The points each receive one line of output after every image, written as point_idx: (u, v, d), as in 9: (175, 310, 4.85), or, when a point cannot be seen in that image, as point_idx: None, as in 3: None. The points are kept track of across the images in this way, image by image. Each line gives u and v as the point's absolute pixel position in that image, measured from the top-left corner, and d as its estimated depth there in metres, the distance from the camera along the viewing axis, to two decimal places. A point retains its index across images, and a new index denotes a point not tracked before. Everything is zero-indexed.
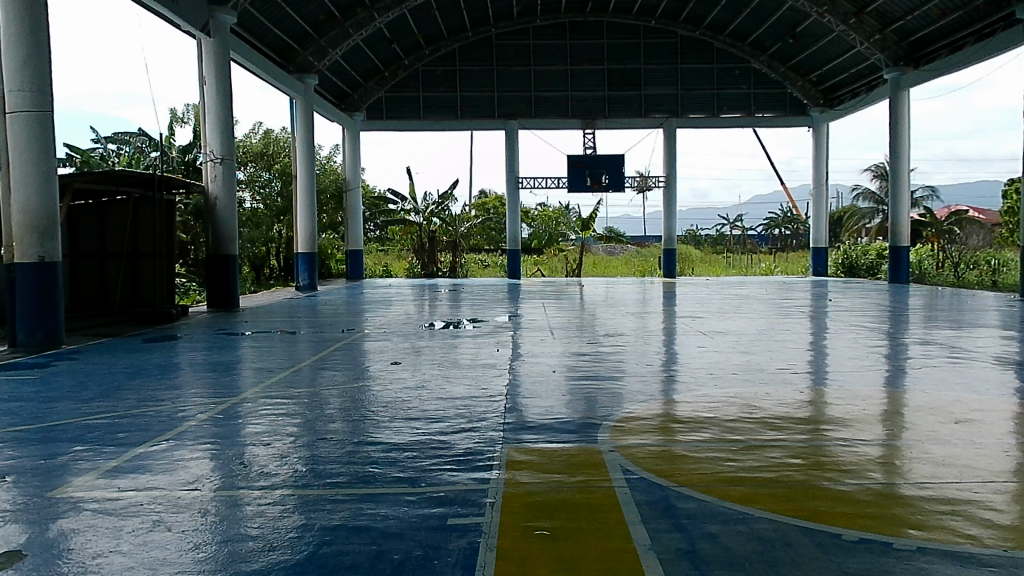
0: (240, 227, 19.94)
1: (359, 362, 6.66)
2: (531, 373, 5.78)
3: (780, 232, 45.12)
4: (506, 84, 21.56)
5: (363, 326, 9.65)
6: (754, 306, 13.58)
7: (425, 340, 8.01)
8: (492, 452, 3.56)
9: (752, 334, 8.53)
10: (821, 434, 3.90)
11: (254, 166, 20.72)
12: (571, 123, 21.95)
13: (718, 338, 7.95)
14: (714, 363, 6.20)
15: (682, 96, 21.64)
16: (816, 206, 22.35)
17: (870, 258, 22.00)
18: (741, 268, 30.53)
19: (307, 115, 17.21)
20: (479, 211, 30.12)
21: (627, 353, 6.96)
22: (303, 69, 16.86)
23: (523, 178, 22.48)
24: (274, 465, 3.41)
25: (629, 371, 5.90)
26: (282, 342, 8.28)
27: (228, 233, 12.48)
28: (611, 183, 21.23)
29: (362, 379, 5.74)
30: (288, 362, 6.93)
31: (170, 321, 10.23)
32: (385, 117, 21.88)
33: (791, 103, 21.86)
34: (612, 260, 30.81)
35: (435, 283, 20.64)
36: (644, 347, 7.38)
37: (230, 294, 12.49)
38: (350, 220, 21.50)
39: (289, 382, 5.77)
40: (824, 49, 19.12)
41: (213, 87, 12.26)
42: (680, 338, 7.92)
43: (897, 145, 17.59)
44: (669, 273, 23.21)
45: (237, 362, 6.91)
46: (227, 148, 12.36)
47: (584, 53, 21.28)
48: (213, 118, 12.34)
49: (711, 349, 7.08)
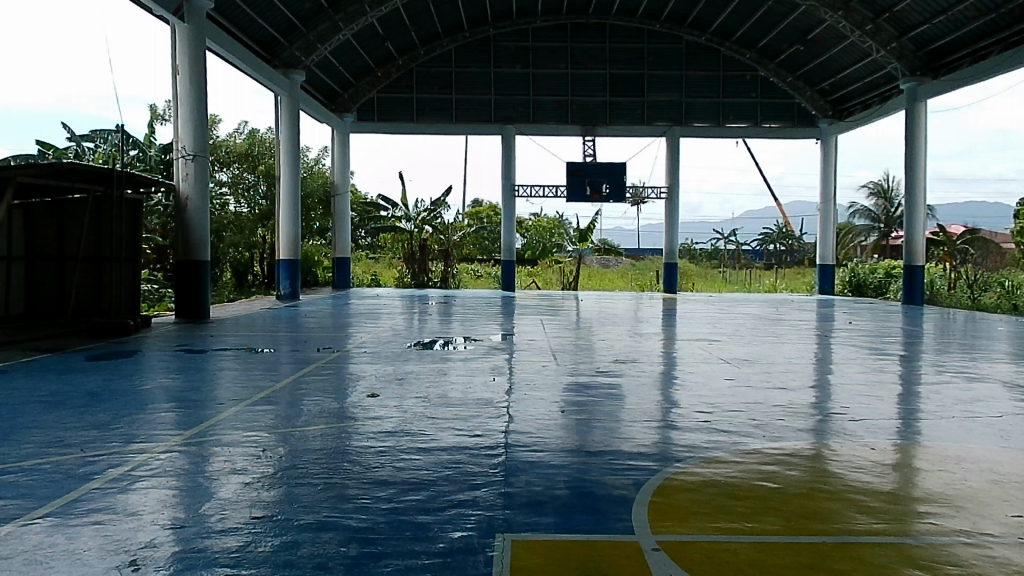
0: (223, 231, 18.84)
1: (330, 392, 5.63)
2: (535, 414, 4.77)
3: (775, 248, 44.27)
4: (503, 88, 20.65)
5: (342, 343, 8.61)
6: (769, 327, 12.63)
7: (410, 364, 7.00)
8: (490, 549, 2.56)
9: (779, 363, 7.57)
10: (930, 524, 2.91)
11: (238, 167, 19.64)
12: (571, 129, 21.03)
13: (746, 368, 6.97)
14: (754, 404, 5.21)
15: (686, 104, 20.77)
16: (823, 221, 21.49)
17: (879, 277, 21.13)
18: (741, 285, 29.68)
19: (291, 113, 16.18)
20: (472, 220, 29.17)
21: (645, 387, 5.96)
22: (289, 64, 15.97)
23: (520, 187, 21.52)
24: (182, 567, 2.41)
25: (653, 412, 4.90)
26: (247, 362, 7.22)
27: (198, 236, 11.46)
28: (613, 193, 20.29)
29: (332, 415, 4.72)
30: (250, 389, 5.89)
31: (127, 333, 9.08)
32: (376, 119, 20.88)
33: (800, 114, 21.01)
34: (608, 273, 29.87)
35: (424, 294, 19.63)
36: (665, 378, 6.39)
37: (201, 304, 11.46)
38: (338, 226, 20.46)
39: (242, 418, 4.75)
40: (836, 57, 18.28)
41: (186, 78, 11.25)
42: (702, 367, 6.93)
43: (912, 159, 16.76)
44: (670, 288, 22.27)
45: (190, 388, 5.88)
46: (201, 144, 11.33)
47: (586, 55, 20.42)
48: (184, 112, 11.31)
49: (742, 383, 6.10)
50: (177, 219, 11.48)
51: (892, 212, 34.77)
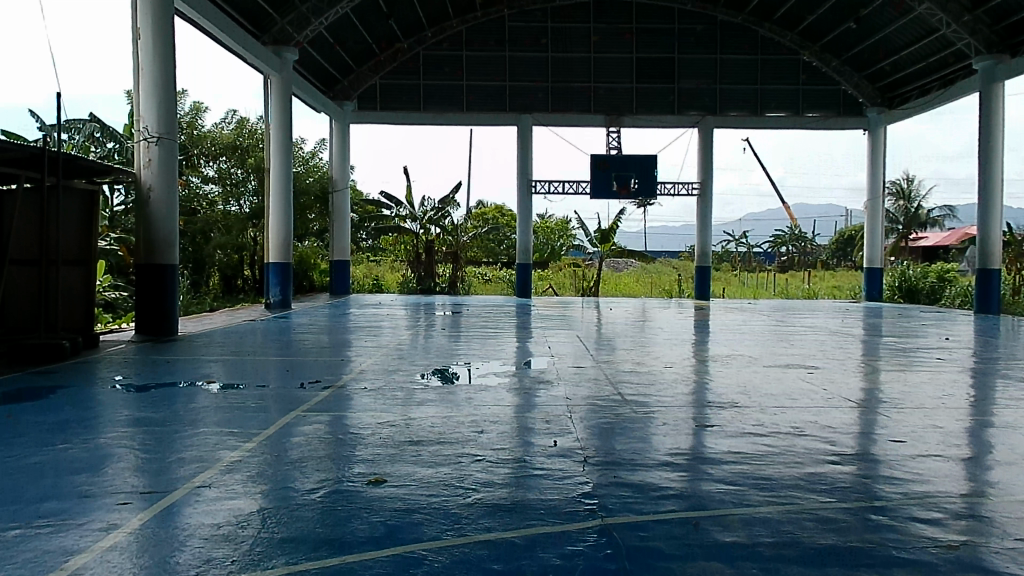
0: (211, 231, 17.12)
1: (318, 463, 3.59)
2: (653, 527, 2.77)
3: (786, 250, 42.17)
4: (518, 73, 18.74)
5: (338, 374, 6.62)
6: (843, 345, 10.63)
7: (424, 410, 4.98)
8: None
9: (926, 404, 5.55)
10: None
11: (225, 161, 17.72)
12: (594, 119, 19.14)
13: (898, 417, 4.96)
14: (996, 502, 3.19)
15: (720, 91, 18.89)
16: (872, 220, 19.54)
17: (931, 282, 19.23)
18: (771, 288, 27.64)
19: (284, 97, 14.24)
20: (478, 221, 27.25)
21: (782, 453, 3.96)
22: (280, 40, 14.03)
23: (537, 182, 19.55)
24: None
25: (847, 520, 2.90)
26: (200, 403, 5.19)
27: (164, 235, 9.54)
28: (640, 188, 18.37)
29: (314, 531, 2.69)
30: (196, 451, 3.83)
31: (62, 357, 7.11)
32: (379, 109, 18.98)
33: (845, 102, 19.09)
34: (624, 277, 27.91)
35: (432, 302, 17.79)
36: (797, 434, 4.38)
37: (167, 318, 9.55)
38: (338, 226, 18.60)
39: (159, 528, 2.72)
40: (892, 37, 16.35)
41: (151, 43, 9.38)
42: (839, 417, 4.90)
43: (989, 148, 14.85)
44: (702, 294, 20.31)
45: (98, 451, 3.84)
46: (167, 125, 9.44)
47: (610, 38, 18.48)
48: (148, 85, 9.41)
49: (922, 449, 4.09)
50: (138, 214, 9.52)
51: (912, 212, 32.99)
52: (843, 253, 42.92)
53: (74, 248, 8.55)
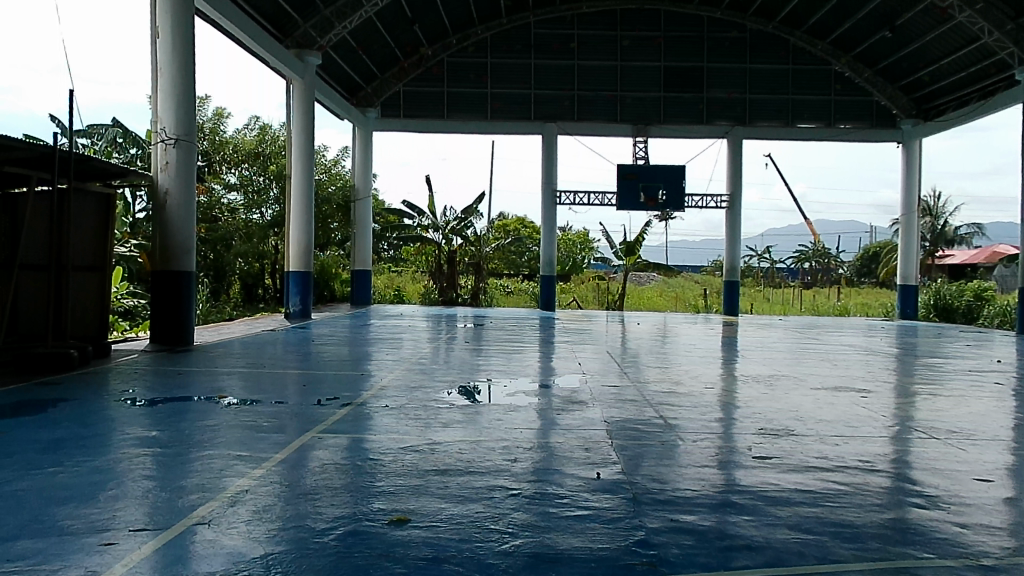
0: (231, 239, 16.82)
1: (335, 496, 3.19)
2: None
3: (811, 265, 41.39)
4: (544, 81, 18.41)
5: (357, 390, 6.21)
6: (887, 365, 10.06)
7: (451, 432, 4.56)
8: None
9: (998, 433, 5.04)
10: None
11: (247, 168, 17.53)
12: (621, 129, 18.75)
13: (974, 450, 4.46)
14: None
15: (750, 101, 18.42)
16: (906, 235, 18.90)
17: (967, 300, 18.49)
18: (800, 304, 26.98)
19: (306, 102, 13.98)
20: (500, 232, 26.90)
21: (854, 493, 3.50)
22: (303, 44, 13.83)
23: (562, 193, 19.15)
24: None
25: None
26: (211, 421, 4.80)
27: (181, 240, 9.24)
28: (669, 199, 17.92)
29: None
30: (199, 478, 3.44)
31: (70, 366, 6.78)
32: (402, 116, 18.69)
33: (879, 113, 18.54)
34: (649, 291, 27.40)
35: (453, 313, 17.40)
36: (867, 471, 3.91)
37: (183, 327, 9.24)
38: (359, 235, 18.30)
39: None
40: (928, 46, 15.83)
41: (169, 42, 9.11)
42: (910, 450, 4.41)
43: None
44: (730, 309, 19.76)
45: (93, 476, 3.46)
46: (186, 127, 9.17)
47: (638, 47, 18.10)
48: (166, 85, 9.16)
49: (1015, 492, 3.60)
50: (154, 218, 9.23)
51: (940, 228, 32.28)
52: (869, 270, 42.09)
53: (87, 254, 8.23)
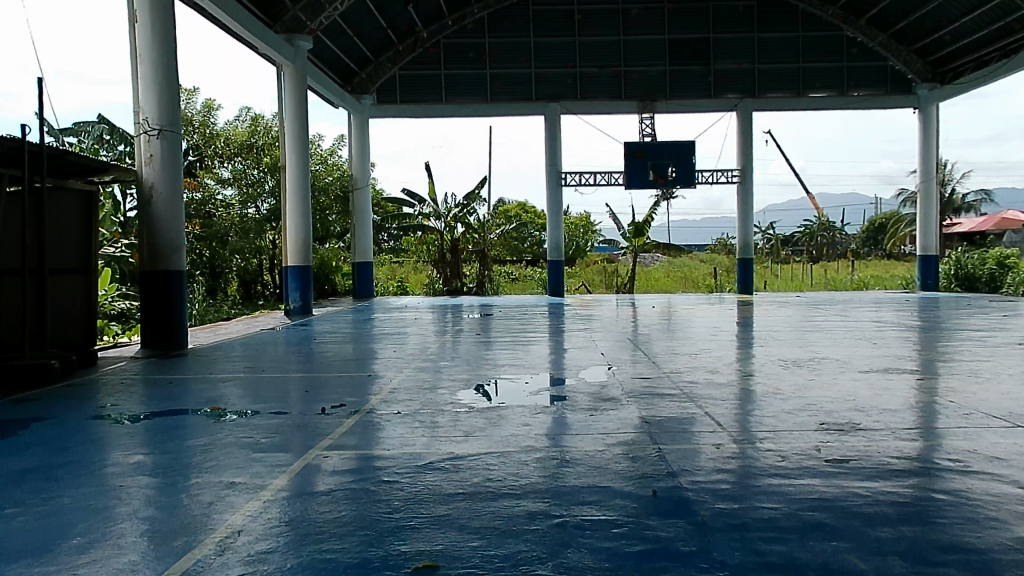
0: (226, 235, 16.17)
1: (348, 535, 2.64)
2: None
3: (817, 240, 40.80)
4: (545, 59, 17.78)
5: (363, 395, 5.65)
6: (923, 341, 9.50)
7: (472, 443, 4.00)
8: None
9: None
10: None
11: (241, 161, 16.90)
12: (625, 105, 18.27)
13: None
14: None
15: (758, 72, 17.78)
16: (925, 204, 18.27)
17: (989, 268, 17.97)
18: (810, 280, 26.43)
19: (298, 88, 13.37)
20: (502, 218, 26.35)
21: (961, 503, 2.94)
22: (293, 28, 13.19)
23: (567, 174, 18.54)
24: None
25: None
26: (202, 440, 4.24)
27: (170, 238, 8.69)
28: (679, 176, 17.31)
29: None
30: (185, 517, 2.89)
31: (50, 379, 6.25)
32: (399, 101, 18.16)
33: (893, 79, 17.92)
34: (656, 272, 26.87)
35: (460, 303, 16.86)
36: (964, 473, 3.34)
37: (176, 331, 8.71)
38: (359, 226, 17.73)
39: None
40: (945, 6, 15.18)
41: (147, 26, 8.51)
42: (1000, 443, 3.85)
43: None
44: (744, 287, 19.16)
45: (58, 518, 2.92)
46: (169, 116, 8.60)
47: (641, 20, 17.43)
48: (146, 71, 8.57)
49: None
50: (140, 216, 8.67)
51: (950, 196, 31.67)
52: (875, 241, 41.52)
53: (71, 257, 7.69)
